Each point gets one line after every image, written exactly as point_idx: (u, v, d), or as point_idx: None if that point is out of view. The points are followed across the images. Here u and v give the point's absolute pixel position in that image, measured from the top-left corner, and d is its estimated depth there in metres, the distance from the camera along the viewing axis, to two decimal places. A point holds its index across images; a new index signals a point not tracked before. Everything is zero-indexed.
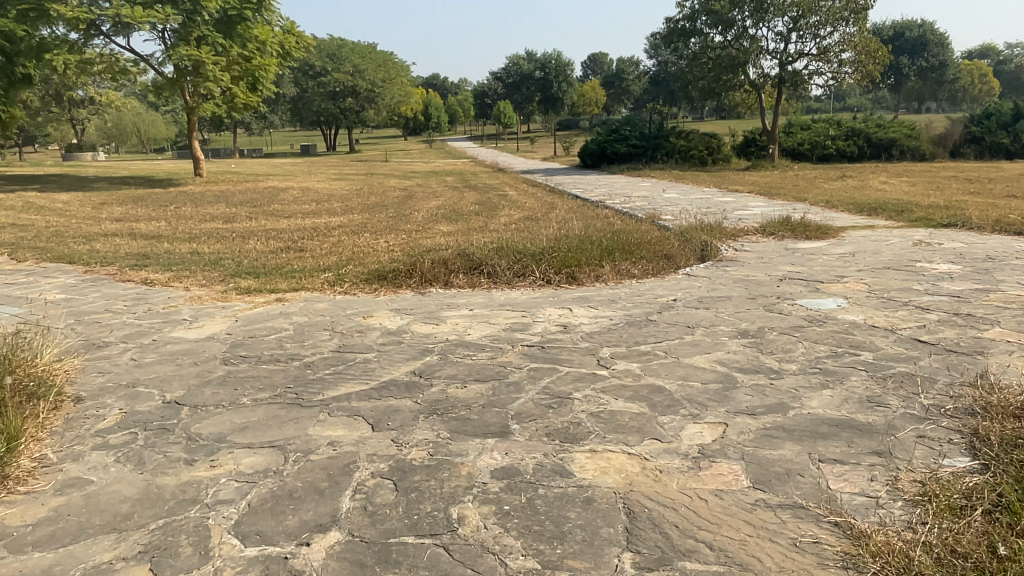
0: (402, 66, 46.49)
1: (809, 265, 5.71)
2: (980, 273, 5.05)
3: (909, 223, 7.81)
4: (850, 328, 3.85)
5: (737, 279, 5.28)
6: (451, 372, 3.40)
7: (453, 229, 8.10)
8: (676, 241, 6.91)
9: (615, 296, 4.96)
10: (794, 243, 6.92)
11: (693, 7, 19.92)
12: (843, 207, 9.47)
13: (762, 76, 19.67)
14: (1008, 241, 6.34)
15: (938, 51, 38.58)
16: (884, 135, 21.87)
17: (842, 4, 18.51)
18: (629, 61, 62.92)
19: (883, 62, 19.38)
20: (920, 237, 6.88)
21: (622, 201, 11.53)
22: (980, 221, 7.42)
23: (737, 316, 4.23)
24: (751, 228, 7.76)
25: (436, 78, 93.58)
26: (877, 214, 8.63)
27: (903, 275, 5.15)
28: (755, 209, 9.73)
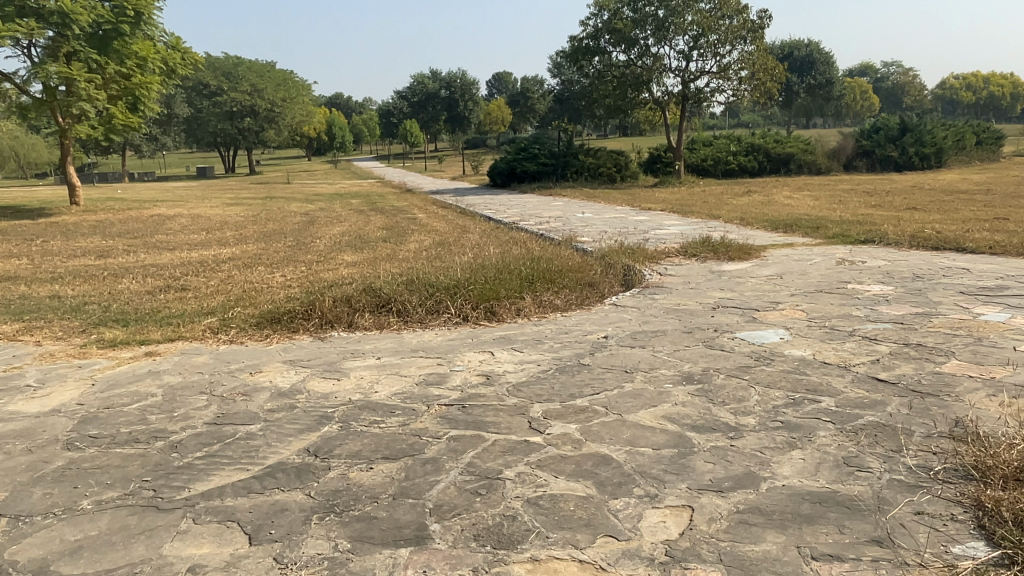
0: (302, 86, 45.14)
1: (739, 290, 5.42)
2: (915, 295, 4.88)
3: (827, 240, 7.75)
4: (801, 366, 3.49)
5: (669, 309, 4.91)
6: (354, 447, 2.80)
7: (358, 259, 7.47)
8: (598, 267, 6.54)
9: (541, 334, 4.47)
10: (718, 264, 6.67)
11: (596, 25, 19.93)
12: (758, 224, 9.40)
13: (666, 93, 19.87)
14: (927, 258, 6.29)
15: (824, 69, 40.60)
16: (782, 150, 22.58)
17: (739, 23, 18.99)
18: (533, 79, 63.41)
19: (779, 79, 19.99)
20: (841, 255, 6.78)
21: (536, 222, 11.14)
22: (896, 237, 7.42)
23: (677, 355, 3.81)
24: (672, 249, 7.49)
25: (339, 97, 91.72)
26: (793, 231, 8.56)
27: (837, 299, 4.91)
28: (672, 229, 9.54)
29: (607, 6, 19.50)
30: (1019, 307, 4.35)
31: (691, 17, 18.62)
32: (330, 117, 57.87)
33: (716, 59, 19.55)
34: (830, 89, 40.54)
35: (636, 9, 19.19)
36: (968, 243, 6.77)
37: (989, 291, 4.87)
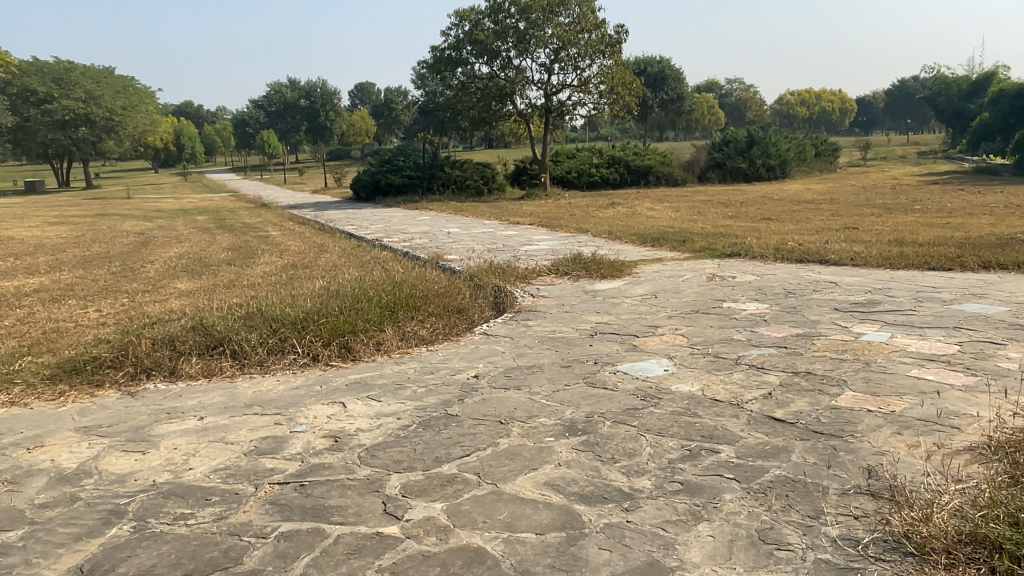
0: (146, 93, 41.79)
1: (615, 313, 5.09)
2: (791, 314, 4.72)
3: (695, 254, 7.67)
4: (692, 406, 3.12)
5: (544, 339, 4.49)
6: (148, 560, 2.12)
7: (193, 287, 6.57)
8: (466, 290, 6.04)
9: (403, 375, 3.89)
10: (591, 284, 6.36)
11: (457, 35, 19.55)
12: (627, 238, 9.28)
13: (529, 105, 19.82)
14: (794, 272, 6.27)
15: (675, 85, 42.57)
16: (642, 163, 23.17)
17: (598, 38, 19.26)
18: (395, 90, 62.48)
19: (637, 94, 20.45)
20: (711, 270, 6.68)
21: (400, 239, 10.53)
22: (761, 249, 7.43)
23: (556, 398, 3.34)
24: (543, 267, 7.12)
25: (189, 106, 86.53)
26: (661, 245, 8.47)
27: (717, 321, 4.66)
28: (542, 244, 9.23)
29: (468, 17, 19.18)
30: (893, 325, 4.27)
31: (551, 31, 18.68)
32: (179, 127, 54.15)
33: (577, 73, 19.73)
34: (682, 105, 42.80)
35: (497, 20, 19.00)
36: (829, 255, 6.85)
37: (861, 307, 4.80)
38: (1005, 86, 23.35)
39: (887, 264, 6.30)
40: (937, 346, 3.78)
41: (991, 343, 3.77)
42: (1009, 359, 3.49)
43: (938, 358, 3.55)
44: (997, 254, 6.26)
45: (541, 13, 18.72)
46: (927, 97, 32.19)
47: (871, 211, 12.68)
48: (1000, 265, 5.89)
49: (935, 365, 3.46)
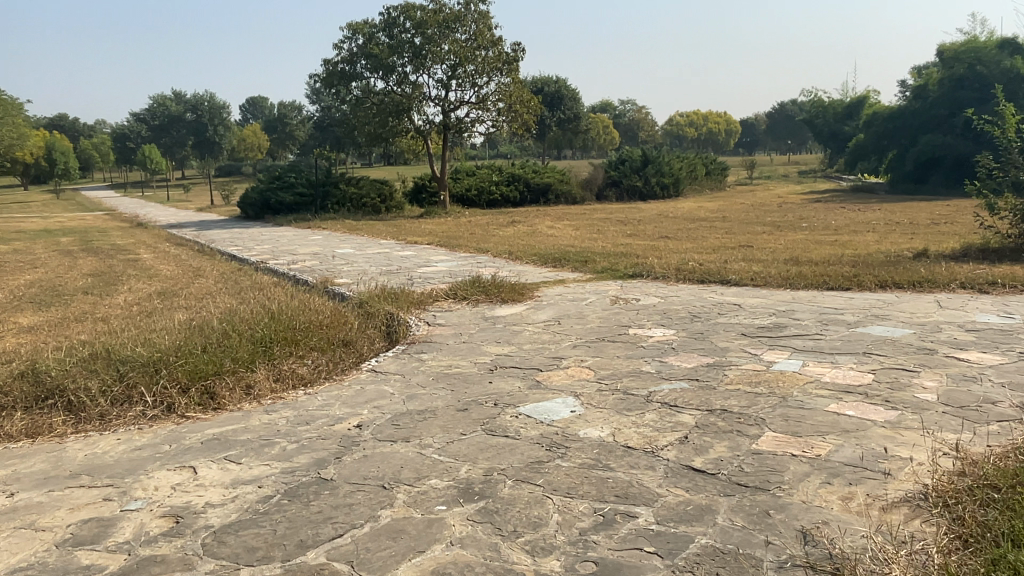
0: (12, 103, 38.50)
1: (517, 343, 4.71)
2: (700, 340, 4.49)
3: (597, 275, 7.44)
4: (603, 457, 2.76)
5: (438, 376, 4.04)
6: None
7: (37, 321, 5.76)
8: (354, 319, 5.51)
9: (273, 428, 3.34)
10: (490, 309, 5.97)
11: (350, 49, 18.91)
12: (528, 258, 8.96)
13: (427, 122, 19.38)
14: (698, 293, 6.10)
15: (572, 104, 43.16)
16: (541, 181, 23.13)
17: (495, 55, 19.09)
18: (288, 104, 60.53)
19: (535, 112, 20.39)
20: (614, 292, 6.44)
21: (287, 261, 9.81)
22: (662, 269, 7.27)
23: (449, 451, 2.90)
24: (439, 291, 6.68)
25: (62, 118, 80.79)
26: (562, 265, 8.20)
27: (623, 350, 4.36)
28: (440, 266, 8.79)
29: (361, 30, 18.59)
30: (804, 351, 4.08)
31: (448, 47, 18.36)
32: (50, 140, 50.33)
33: (475, 90, 19.48)
34: (578, 124, 43.49)
35: (392, 35, 18.50)
36: (731, 274, 6.76)
37: (769, 331, 4.62)
38: (877, 110, 24.79)
39: (787, 284, 6.24)
40: (853, 375, 3.59)
41: (903, 371, 3.62)
42: (926, 389, 3.33)
43: (856, 390, 3.35)
44: (890, 273, 6.32)
45: (437, 28, 18.35)
46: (806, 119, 33.91)
47: (762, 229, 12.97)
48: (895, 285, 5.92)
49: (853, 398, 3.25)
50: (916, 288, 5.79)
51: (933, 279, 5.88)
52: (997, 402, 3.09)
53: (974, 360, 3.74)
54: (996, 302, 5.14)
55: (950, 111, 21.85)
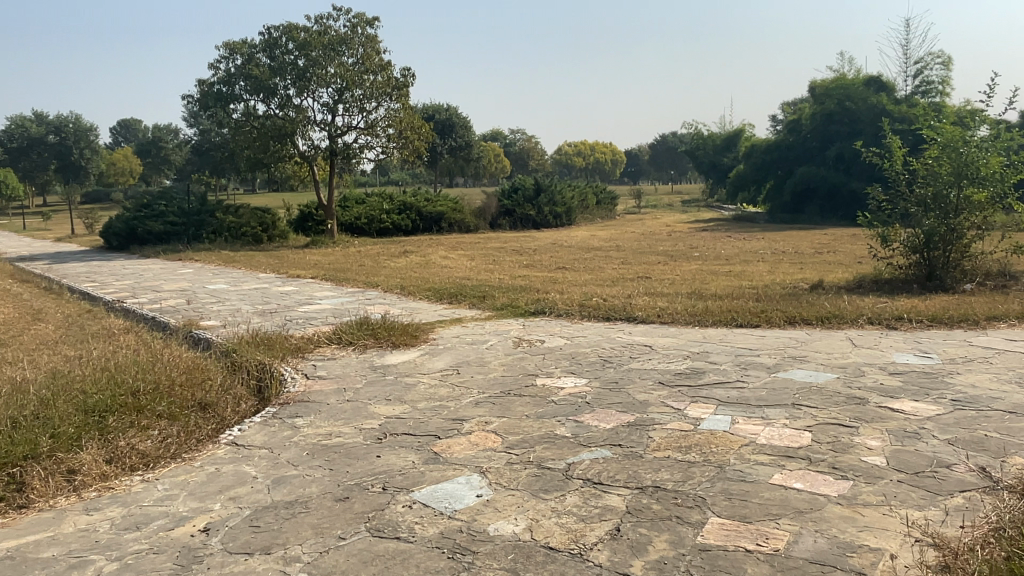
0: None
1: (410, 400, 4.09)
2: (615, 392, 4.02)
3: (496, 312, 6.92)
4: (518, 566, 2.19)
5: (315, 449, 3.37)
6: None
7: None
8: (217, 373, 4.72)
9: (91, 539, 2.59)
10: (380, 356, 5.31)
11: (228, 69, 17.76)
12: (421, 293, 8.33)
13: (312, 146, 18.42)
14: (605, 334, 5.69)
15: (463, 133, 42.86)
16: (433, 209, 22.55)
17: (384, 79, 18.48)
18: (163, 128, 57.04)
19: (427, 139, 19.90)
20: (515, 333, 5.96)
21: (149, 300, 8.74)
22: (565, 305, 6.85)
23: (322, 565, 2.25)
24: (321, 334, 5.96)
25: None
26: (459, 301, 7.64)
27: (532, 406, 3.83)
28: (324, 303, 8.02)
29: (240, 50, 17.49)
30: (731, 405, 3.69)
31: (333, 70, 17.58)
32: None
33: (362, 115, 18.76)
34: (469, 152, 43.26)
35: (273, 56, 17.53)
36: (637, 310, 6.41)
37: (687, 378, 4.22)
38: (754, 143, 25.82)
39: (696, 321, 5.95)
40: (789, 434, 3.20)
41: (841, 427, 3.27)
42: (870, 450, 2.98)
43: (797, 455, 2.95)
44: (795, 307, 6.16)
45: (322, 50, 17.54)
46: (688, 150, 35.09)
47: (657, 259, 12.91)
48: (803, 320, 5.74)
49: (797, 465, 2.85)
50: (825, 324, 5.63)
51: (841, 315, 5.74)
52: (951, 464, 2.76)
53: (909, 410, 3.45)
54: (906, 340, 5.02)
55: (821, 144, 23.10)
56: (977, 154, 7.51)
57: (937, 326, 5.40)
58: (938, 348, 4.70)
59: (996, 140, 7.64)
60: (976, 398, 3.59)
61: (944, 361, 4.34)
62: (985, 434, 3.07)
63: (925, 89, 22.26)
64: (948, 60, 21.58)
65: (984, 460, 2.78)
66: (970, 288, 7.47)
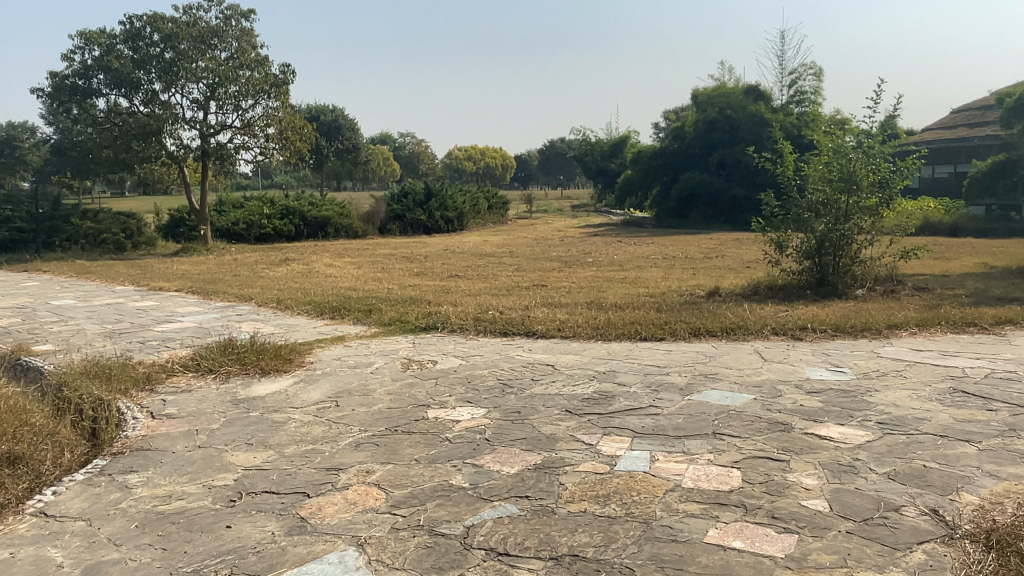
0: None
1: (277, 446, 3.43)
2: (517, 425, 3.52)
3: (384, 328, 6.30)
4: None
5: (150, 522, 2.68)
6: None
7: None
8: (39, 414, 3.86)
9: None
10: (246, 386, 4.59)
11: (84, 61, 16.12)
12: (299, 307, 7.56)
13: (181, 146, 16.98)
14: (503, 352, 5.19)
15: (350, 135, 41.42)
16: (317, 214, 21.43)
17: (260, 76, 17.32)
18: (17, 126, 52.06)
19: (309, 140, 18.88)
20: (404, 353, 5.36)
21: None
22: (459, 319, 6.31)
23: None
24: (178, 360, 5.14)
25: None
26: (342, 316, 6.96)
27: (421, 447, 3.27)
28: (187, 321, 7.11)
29: (97, 40, 15.85)
30: (646, 437, 3.26)
31: (204, 64, 16.29)
32: None
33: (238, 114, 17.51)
34: (357, 155, 41.99)
35: (135, 47, 16.04)
36: (536, 323, 5.97)
37: (596, 404, 3.79)
38: (641, 149, 26.21)
39: (599, 334, 5.56)
40: (717, 474, 2.81)
41: (771, 462, 2.91)
42: (809, 492, 2.62)
43: (730, 502, 2.55)
44: (699, 318, 5.91)
45: (191, 43, 16.21)
46: (576, 156, 35.37)
47: (551, 266, 12.61)
48: (708, 332, 5.47)
49: (732, 517, 2.44)
50: (730, 336, 5.37)
51: (745, 325, 5.52)
52: (900, 508, 2.43)
53: (838, 439, 3.15)
54: (813, 353, 4.83)
55: (703, 151, 23.74)
56: (867, 160, 7.63)
57: (841, 336, 5.27)
58: (848, 363, 4.51)
59: (883, 146, 7.78)
60: (902, 421, 3.35)
61: (858, 378, 4.13)
62: (925, 465, 2.79)
63: (799, 99, 23.28)
64: (819, 71, 22.67)
65: (932, 501, 2.47)
66: (860, 294, 7.54)
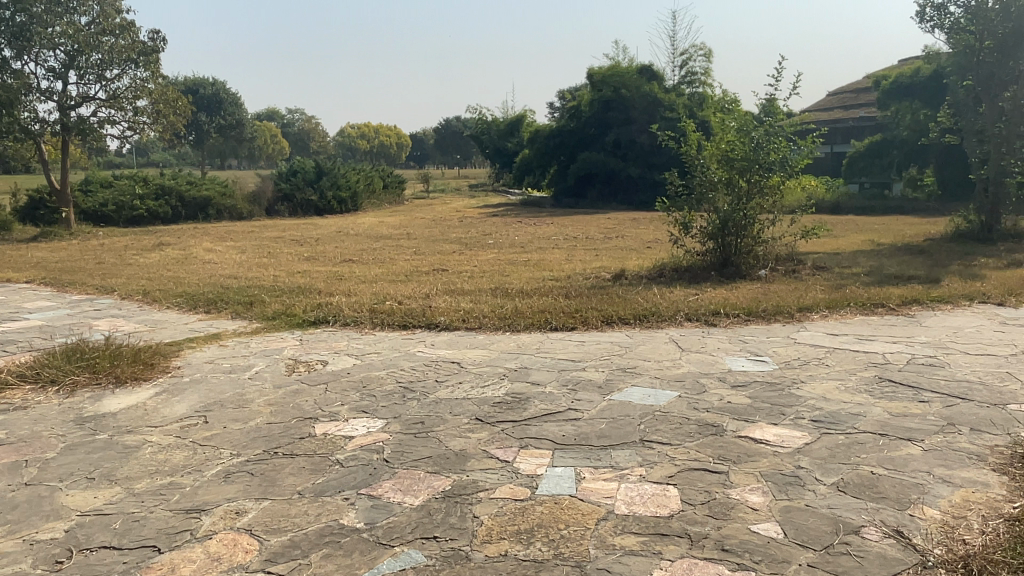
0: None
1: (127, 482, 2.80)
2: (420, 440, 3.04)
3: (266, 323, 5.64)
4: None
5: None
6: None
7: None
8: None
9: None
10: (97, 401, 3.88)
11: None
12: (168, 300, 6.73)
13: (37, 119, 15.22)
14: (402, 348, 4.68)
15: (233, 110, 39.04)
16: (197, 194, 19.93)
17: (127, 43, 15.75)
18: None
19: (184, 114, 17.43)
20: (289, 352, 4.76)
21: None
22: (352, 311, 5.72)
23: None
24: (14, 368, 4.33)
25: None
26: (218, 310, 6.22)
27: (308, 475, 2.75)
28: (34, 318, 6.17)
29: None
30: (567, 450, 2.86)
31: (60, 28, 14.62)
32: None
33: (102, 84, 15.89)
34: (241, 132, 39.70)
35: None
36: (437, 314, 5.47)
37: (508, 409, 3.37)
38: (537, 128, 25.93)
39: (506, 325, 5.15)
40: (652, 494, 2.44)
41: (709, 476, 2.58)
42: (757, 513, 2.29)
43: (672, 533, 2.20)
44: (609, 304, 5.59)
45: (44, 4, 14.48)
46: (473, 135, 34.78)
47: (450, 248, 12.10)
48: (621, 320, 5.15)
49: (677, 552, 2.08)
50: (643, 325, 5.08)
51: (658, 311, 5.25)
52: (860, 530, 2.15)
53: (775, 443, 2.86)
54: (731, 340, 4.59)
55: (599, 130, 23.73)
56: (768, 138, 7.54)
57: (755, 321, 5.07)
58: (767, 351, 4.30)
59: (782, 124, 7.70)
60: (836, 418, 3.12)
61: (782, 367, 3.91)
62: (872, 472, 2.54)
63: (690, 79, 23.60)
64: (709, 52, 23.03)
65: (893, 519, 2.21)
66: (763, 274, 7.48)
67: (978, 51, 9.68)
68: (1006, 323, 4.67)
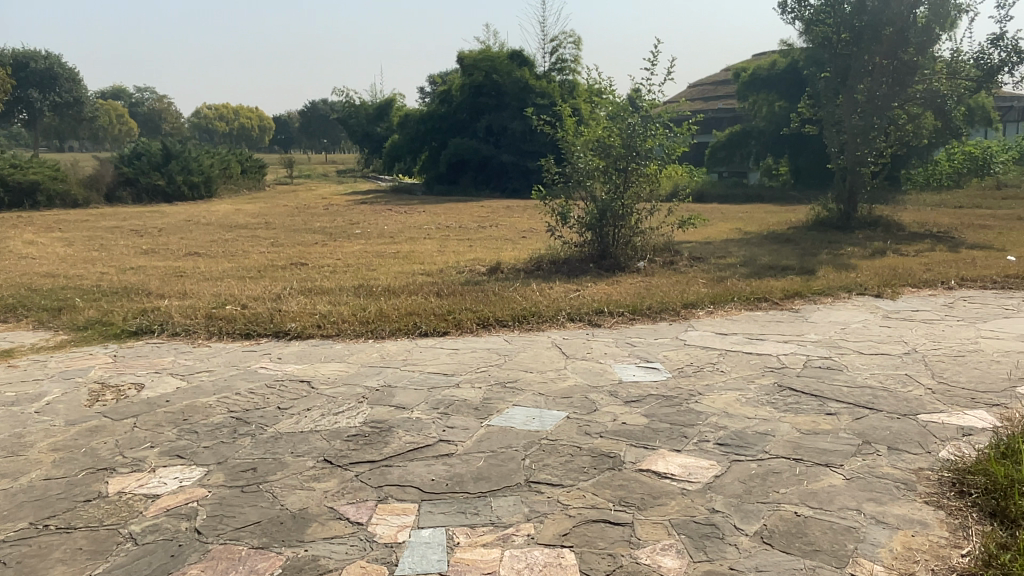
0: None
1: None
2: (248, 496, 2.38)
3: (76, 335, 4.68)
4: None
5: None
6: None
7: None
8: None
9: None
10: None
11: None
12: None
13: None
14: (241, 365, 3.93)
15: (70, 86, 35.15)
16: (22, 178, 17.61)
17: None
18: None
19: (3, 88, 15.24)
20: (97, 373, 3.89)
21: None
22: (183, 317, 4.86)
23: None
24: None
25: None
26: (17, 319, 5.15)
27: (85, 563, 2.03)
28: None
29: None
30: (437, 501, 2.29)
31: None
32: None
33: None
34: (79, 110, 35.94)
35: None
36: (289, 319, 4.73)
37: (365, 445, 2.75)
38: (406, 112, 25.02)
39: (369, 332, 4.49)
40: (544, 564, 1.92)
41: (611, 531, 2.09)
42: None
43: None
44: (485, 304, 5.06)
45: None
46: (339, 119, 33.23)
47: (312, 239, 11.20)
48: (498, 322, 4.64)
49: None
50: (523, 327, 4.58)
51: (538, 312, 4.77)
52: None
53: (682, 477, 2.42)
54: (617, 344, 4.18)
55: (471, 116, 23.18)
56: (644, 125, 7.25)
57: (640, 321, 4.70)
58: (658, 355, 3.91)
59: (657, 110, 7.44)
60: (743, 439, 2.73)
61: (676, 377, 3.52)
62: (797, 513, 2.15)
63: (561, 66, 23.47)
64: (579, 40, 22.95)
65: None
66: (642, 266, 7.21)
67: (836, 43, 9.93)
68: (889, 317, 4.54)
